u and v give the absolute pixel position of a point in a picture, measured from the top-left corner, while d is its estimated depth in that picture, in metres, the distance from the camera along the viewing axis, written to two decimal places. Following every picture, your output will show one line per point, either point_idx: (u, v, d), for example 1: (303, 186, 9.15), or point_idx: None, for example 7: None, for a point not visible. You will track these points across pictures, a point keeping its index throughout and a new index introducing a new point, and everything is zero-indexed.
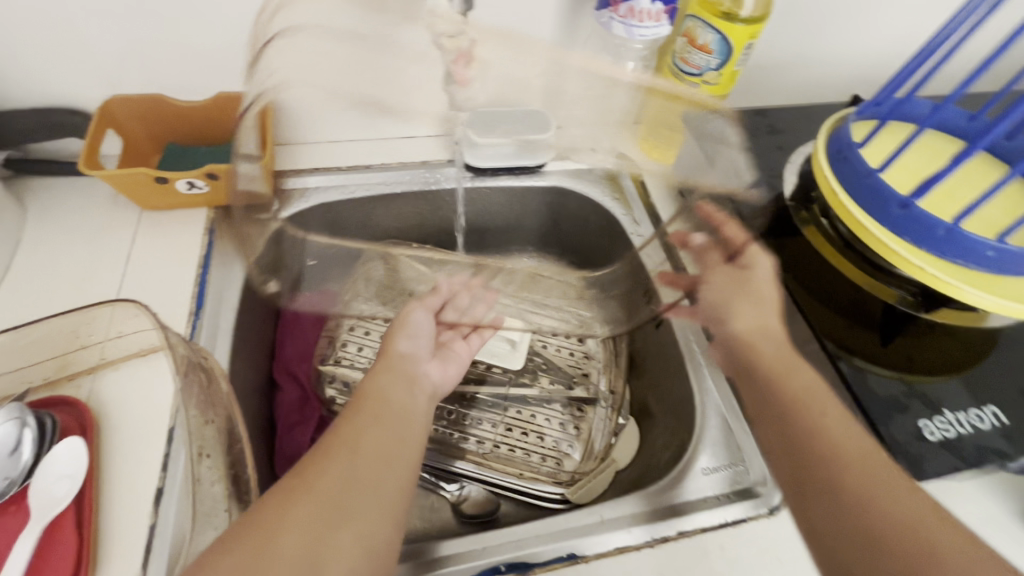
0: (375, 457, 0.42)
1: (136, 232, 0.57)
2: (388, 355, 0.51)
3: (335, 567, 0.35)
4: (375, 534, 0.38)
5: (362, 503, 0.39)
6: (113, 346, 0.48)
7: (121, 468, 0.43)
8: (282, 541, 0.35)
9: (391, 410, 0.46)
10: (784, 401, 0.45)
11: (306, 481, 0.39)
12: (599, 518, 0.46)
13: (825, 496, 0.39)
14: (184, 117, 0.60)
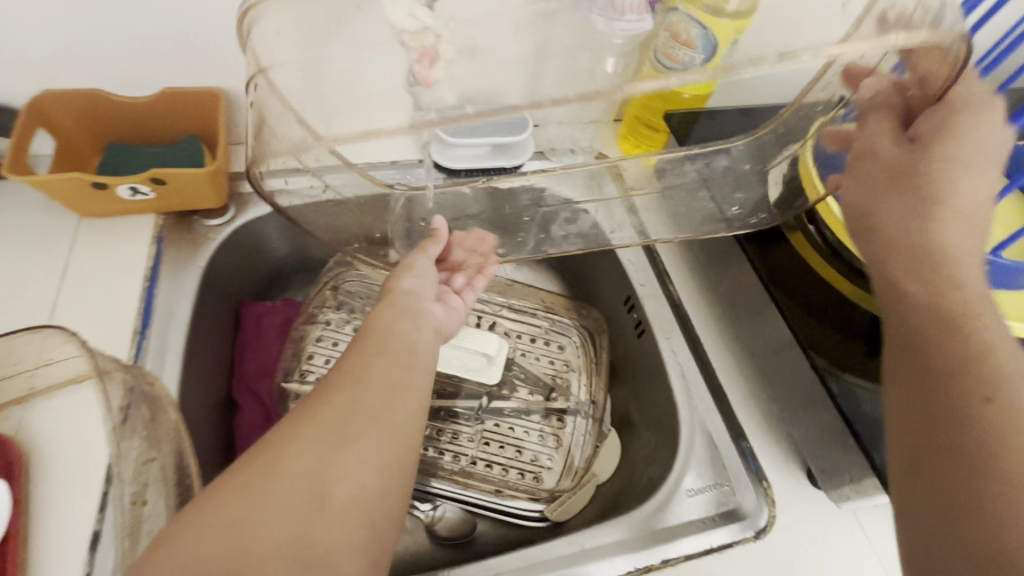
0: (379, 380, 0.37)
1: (74, 241, 0.52)
2: (393, 292, 0.46)
3: (342, 490, 0.30)
4: (384, 456, 0.33)
5: (370, 424, 0.34)
6: (45, 375, 0.44)
7: (53, 510, 0.39)
8: (284, 466, 0.30)
9: (395, 338, 0.41)
10: (932, 315, 0.35)
11: (308, 407, 0.34)
12: (581, 546, 0.44)
13: (931, 433, 0.32)
14: (126, 113, 0.54)
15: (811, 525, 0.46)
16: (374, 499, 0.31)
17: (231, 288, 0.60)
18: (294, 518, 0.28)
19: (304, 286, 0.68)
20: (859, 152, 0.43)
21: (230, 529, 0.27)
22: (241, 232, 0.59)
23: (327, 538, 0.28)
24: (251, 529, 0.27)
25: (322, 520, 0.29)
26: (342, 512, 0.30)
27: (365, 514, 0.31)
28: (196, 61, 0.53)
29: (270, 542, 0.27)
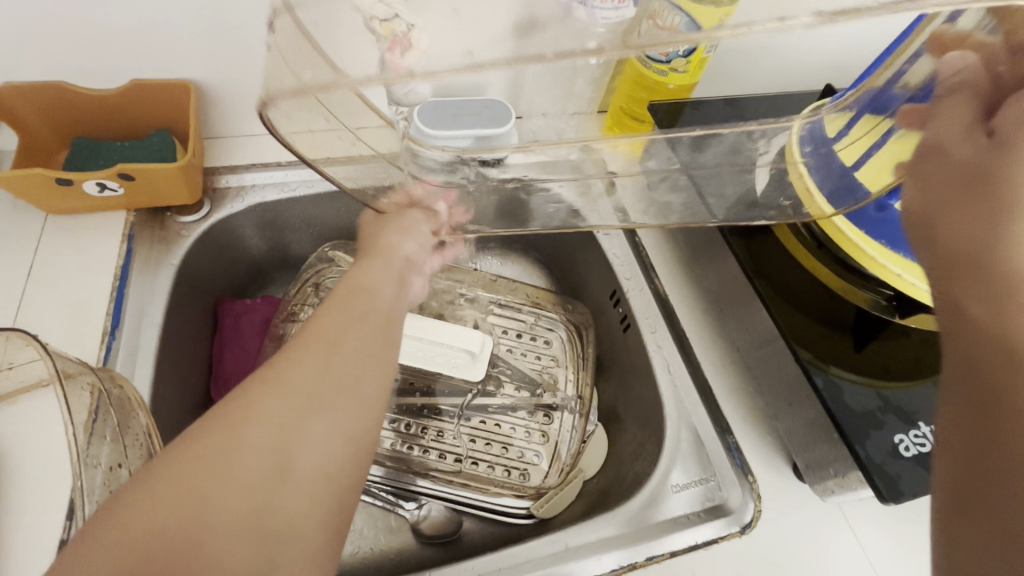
0: (356, 345, 0.34)
1: (40, 240, 0.50)
2: (388, 250, 0.43)
3: (306, 461, 0.29)
4: (354, 428, 0.31)
5: (343, 394, 0.31)
6: (5, 378, 0.40)
7: (19, 519, 0.37)
8: (245, 431, 0.28)
9: (381, 303, 0.38)
10: (993, 324, 0.28)
11: (277, 368, 0.31)
12: (565, 545, 0.44)
13: (979, 463, 0.25)
14: (93, 106, 0.52)
15: (795, 520, 0.46)
16: (342, 471, 0.30)
17: (208, 286, 0.59)
18: (253, 487, 0.27)
19: (284, 283, 0.67)
20: (932, 146, 0.36)
21: (185, 492, 0.26)
22: (215, 229, 0.57)
23: (286, 509, 0.28)
24: (207, 495, 0.26)
25: (282, 491, 0.28)
26: (305, 484, 0.28)
27: (330, 486, 0.29)
28: (161, 52, 0.51)
29: (225, 511, 0.26)
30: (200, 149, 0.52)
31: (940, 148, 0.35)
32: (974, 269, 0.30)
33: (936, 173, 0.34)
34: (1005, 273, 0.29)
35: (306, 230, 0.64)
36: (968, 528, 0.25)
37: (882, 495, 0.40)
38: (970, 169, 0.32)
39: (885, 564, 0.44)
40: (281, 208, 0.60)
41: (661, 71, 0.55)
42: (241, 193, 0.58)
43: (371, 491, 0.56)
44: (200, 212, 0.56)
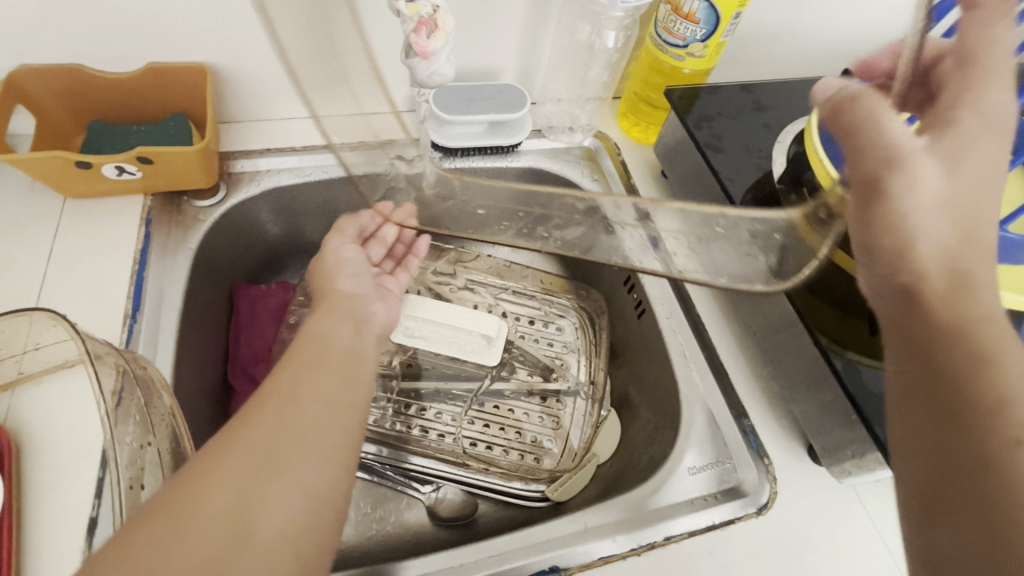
0: (313, 396, 0.36)
1: (59, 223, 0.50)
2: (334, 294, 0.48)
3: (270, 518, 0.29)
4: (315, 479, 0.32)
5: (307, 448, 0.33)
6: (32, 359, 0.41)
7: (47, 497, 0.38)
8: (209, 499, 0.29)
9: (334, 353, 0.40)
10: (955, 329, 0.32)
11: (235, 431, 0.33)
12: (583, 526, 0.44)
13: (952, 467, 0.31)
14: (110, 90, 0.52)
15: (811, 501, 0.46)
16: (305, 525, 0.31)
17: (224, 271, 0.59)
18: (216, 552, 0.27)
19: (297, 269, 0.68)
20: (892, 162, 0.29)
21: (148, 565, 0.26)
22: (231, 213, 0.57)
23: (252, 570, 0.28)
24: (171, 564, 0.26)
25: (248, 553, 0.28)
26: (269, 545, 0.29)
27: (294, 543, 0.30)
28: (177, 33, 0.50)
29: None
30: (216, 131, 0.52)
31: (885, 190, 0.29)
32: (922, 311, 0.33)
33: (889, 214, 0.30)
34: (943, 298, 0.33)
35: (319, 215, 0.64)
36: (943, 532, 0.30)
37: None
38: (942, 202, 0.31)
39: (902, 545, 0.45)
40: (295, 193, 0.60)
41: (678, 56, 0.55)
42: (256, 177, 0.58)
43: (386, 474, 0.57)
44: (216, 196, 0.56)
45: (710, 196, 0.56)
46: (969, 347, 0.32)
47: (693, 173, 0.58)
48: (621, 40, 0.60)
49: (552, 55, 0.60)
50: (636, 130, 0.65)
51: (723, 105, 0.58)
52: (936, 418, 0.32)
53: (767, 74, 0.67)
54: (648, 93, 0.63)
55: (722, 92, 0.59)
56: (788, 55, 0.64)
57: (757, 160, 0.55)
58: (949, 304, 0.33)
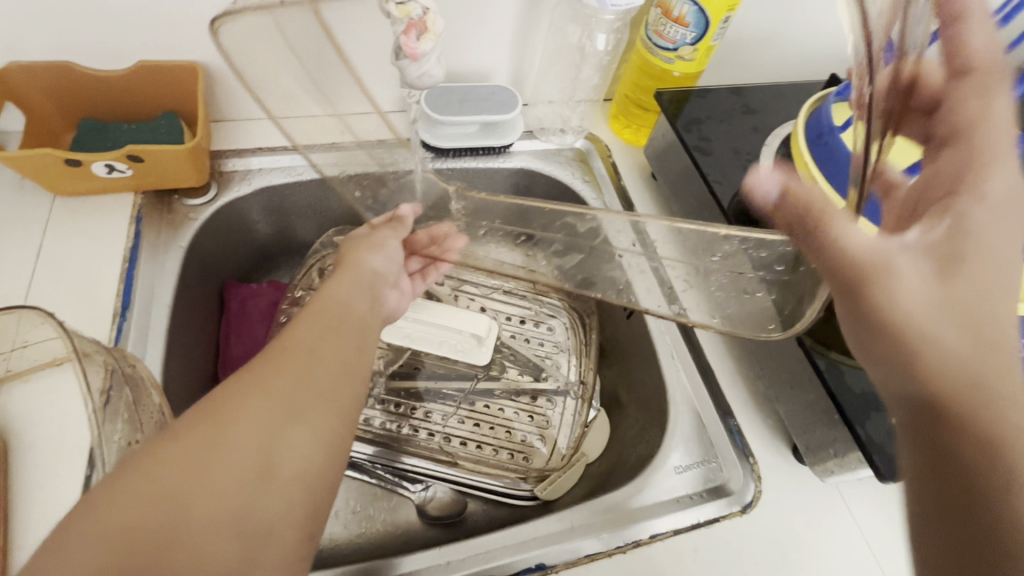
0: (333, 356, 0.33)
1: (48, 220, 0.50)
2: (356, 265, 0.42)
3: (288, 463, 0.28)
4: (332, 434, 0.30)
5: (323, 398, 0.30)
6: (20, 357, 0.41)
7: (35, 494, 0.38)
8: (229, 435, 0.27)
9: (353, 318, 0.37)
10: (977, 448, 0.26)
11: (257, 374, 0.30)
12: (569, 523, 0.45)
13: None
14: (101, 87, 0.52)
15: (794, 500, 0.47)
16: (320, 476, 0.29)
17: (214, 270, 0.59)
18: (233, 489, 0.25)
19: (289, 268, 0.68)
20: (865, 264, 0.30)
21: (168, 493, 0.24)
22: (222, 211, 0.57)
23: (269, 511, 0.26)
24: (190, 495, 0.25)
25: (266, 491, 0.26)
26: (285, 489, 0.27)
27: (307, 492, 0.28)
28: (167, 33, 0.50)
29: (207, 509, 0.25)
30: (207, 130, 0.52)
31: (866, 290, 0.30)
32: (935, 412, 0.27)
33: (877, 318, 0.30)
34: (950, 383, 0.27)
35: (312, 215, 0.64)
36: None
37: (881, 474, 0.40)
38: (932, 309, 0.29)
39: (882, 542, 0.46)
40: (287, 192, 0.61)
41: (668, 59, 0.56)
42: (247, 176, 0.59)
43: (376, 473, 0.57)
44: (207, 195, 0.56)
45: (698, 198, 0.57)
46: (990, 466, 0.25)
47: (682, 174, 0.58)
48: (612, 42, 0.60)
49: (544, 55, 0.60)
50: (627, 131, 0.65)
51: (712, 109, 0.59)
52: (941, 525, 0.26)
53: (757, 76, 0.67)
54: (637, 95, 0.63)
55: (711, 97, 0.60)
56: (775, 60, 0.65)
57: (746, 162, 0.56)
58: (915, 381, 0.29)
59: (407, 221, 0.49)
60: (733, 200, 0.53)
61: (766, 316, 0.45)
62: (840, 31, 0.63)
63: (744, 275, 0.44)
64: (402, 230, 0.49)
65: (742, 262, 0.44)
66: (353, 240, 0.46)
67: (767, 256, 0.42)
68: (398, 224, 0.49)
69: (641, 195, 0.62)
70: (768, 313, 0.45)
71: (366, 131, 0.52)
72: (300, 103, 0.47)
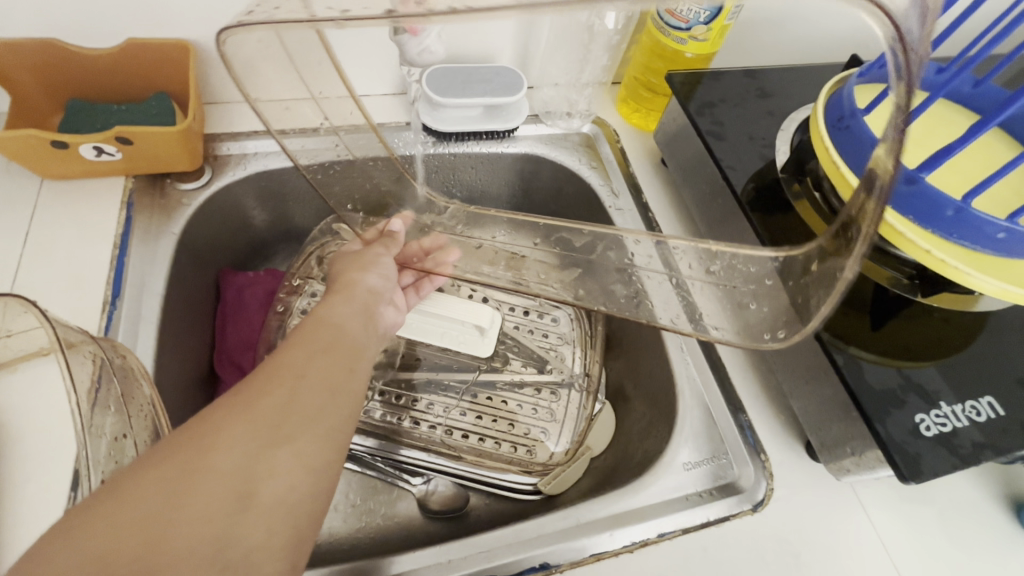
0: (323, 377, 0.31)
1: (37, 204, 0.49)
2: (349, 286, 0.41)
3: (272, 487, 0.26)
4: (319, 458, 0.28)
5: (309, 420, 0.29)
6: (5, 346, 0.40)
7: (21, 490, 0.37)
8: (209, 458, 0.25)
9: (345, 337, 0.36)
10: None
11: (242, 395, 0.29)
12: (575, 521, 0.43)
13: None
14: (89, 66, 0.50)
15: (808, 499, 0.45)
16: (305, 503, 0.27)
17: (210, 257, 0.58)
18: (213, 515, 0.24)
19: (287, 255, 0.66)
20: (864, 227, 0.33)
21: (143, 518, 0.23)
22: (217, 197, 0.55)
23: (250, 538, 0.24)
24: (167, 521, 0.23)
25: (246, 518, 0.24)
26: (268, 514, 0.25)
27: (290, 519, 0.26)
28: (158, 10, 0.48)
29: (185, 535, 0.23)
30: (198, 113, 0.50)
31: None
32: None
33: None
34: None
35: (310, 201, 0.62)
36: None
37: (901, 473, 0.38)
38: None
39: (897, 543, 0.44)
40: (283, 177, 0.59)
41: (681, 40, 0.53)
42: (243, 161, 0.57)
43: (376, 465, 0.56)
44: (200, 180, 0.54)
45: (711, 185, 0.54)
46: None
47: (693, 161, 0.56)
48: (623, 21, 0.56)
49: None
50: (636, 116, 0.63)
51: (725, 92, 0.57)
52: None
53: (772, 59, 0.64)
54: (646, 78, 0.61)
55: (724, 80, 0.57)
56: (792, 40, 0.63)
57: (761, 148, 0.54)
58: None
59: (398, 236, 0.50)
60: (747, 186, 0.51)
61: (761, 324, 0.45)
62: None
63: (737, 287, 0.46)
64: (394, 246, 0.49)
65: (734, 275, 0.47)
66: (345, 259, 0.46)
67: (757, 271, 0.46)
68: (391, 240, 0.49)
69: (649, 182, 0.60)
70: (763, 322, 0.45)
71: (339, 114, 0.50)
72: (294, 87, 0.43)
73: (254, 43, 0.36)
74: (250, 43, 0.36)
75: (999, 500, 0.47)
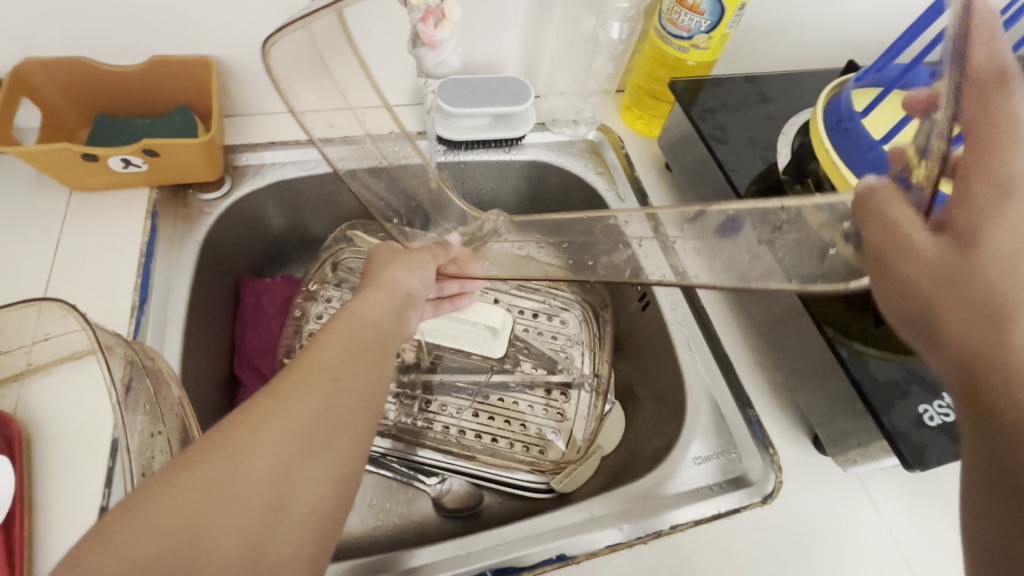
0: (357, 382, 0.33)
1: (66, 214, 0.51)
2: (391, 285, 0.42)
3: (304, 495, 0.27)
4: (349, 465, 0.30)
5: (342, 427, 0.30)
6: (41, 350, 0.41)
7: (57, 487, 0.38)
8: (246, 465, 0.27)
9: (378, 339, 0.37)
10: None
11: (280, 397, 0.30)
12: (589, 514, 0.44)
13: None
14: (116, 83, 0.52)
15: (816, 491, 0.46)
16: (333, 509, 0.29)
17: (229, 264, 0.59)
18: (252, 523, 0.25)
19: (302, 262, 0.68)
20: (888, 225, 0.28)
21: (187, 522, 0.24)
22: (237, 206, 0.57)
23: (284, 546, 0.26)
24: (208, 526, 0.25)
25: (280, 527, 0.26)
26: (301, 522, 0.27)
27: (320, 524, 0.28)
28: (181, 28, 0.50)
29: (226, 542, 0.25)
30: (220, 125, 0.52)
31: None
32: None
33: None
34: None
35: (325, 209, 0.64)
36: None
37: (907, 461, 0.40)
38: None
39: (904, 533, 0.45)
40: (300, 186, 0.61)
41: (682, 48, 0.55)
42: (261, 171, 0.59)
43: (391, 465, 0.57)
44: (220, 190, 0.56)
45: (714, 188, 0.56)
46: None
47: (697, 165, 0.58)
48: (626, 31, 0.60)
49: (557, 46, 0.60)
50: (639, 123, 0.65)
51: (726, 97, 0.58)
52: None
53: (772, 65, 0.66)
54: (650, 85, 0.63)
55: (725, 86, 0.59)
56: (789, 48, 0.65)
57: (762, 151, 0.56)
58: None
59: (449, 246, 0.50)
60: (751, 189, 0.52)
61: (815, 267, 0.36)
62: (854, 18, 0.62)
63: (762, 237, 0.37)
64: (442, 252, 0.49)
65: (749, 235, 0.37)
66: (387, 254, 0.46)
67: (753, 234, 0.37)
68: (438, 248, 0.49)
69: (654, 187, 0.61)
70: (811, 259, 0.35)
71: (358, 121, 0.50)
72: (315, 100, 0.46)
73: (292, 56, 0.41)
74: (286, 58, 0.41)
75: None
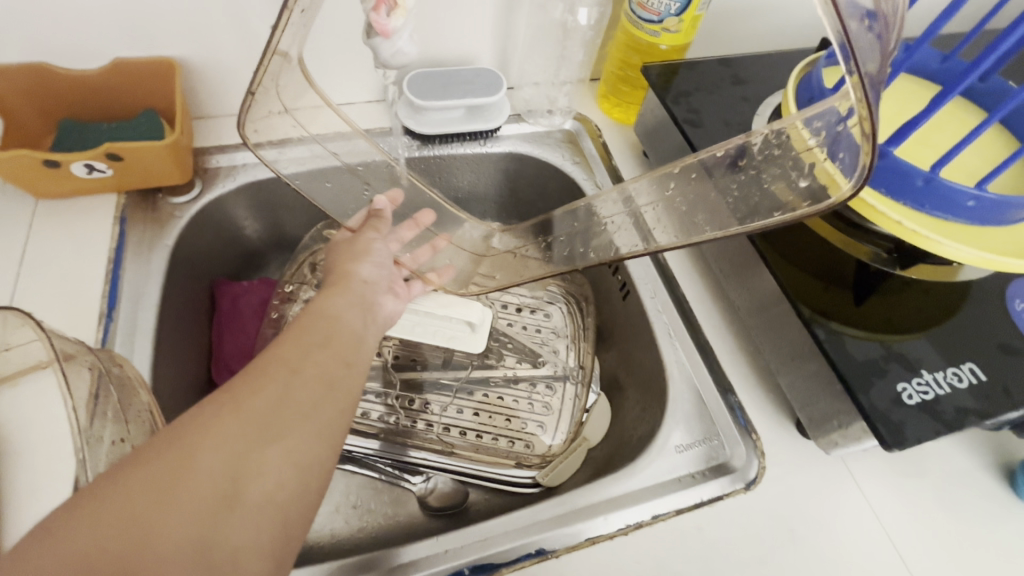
0: (318, 373, 0.32)
1: (31, 223, 0.50)
2: (346, 278, 0.42)
3: (260, 486, 0.27)
4: (310, 456, 0.29)
5: (301, 417, 0.30)
6: (4, 361, 0.41)
7: (23, 499, 0.37)
8: (196, 460, 0.26)
9: (341, 330, 0.36)
10: None
11: (234, 394, 0.29)
12: (571, 507, 0.44)
13: None
14: (78, 87, 0.51)
15: (801, 476, 0.46)
16: (294, 501, 0.28)
17: (204, 268, 0.59)
18: (200, 517, 0.25)
19: (281, 264, 0.67)
20: None
21: (131, 518, 0.24)
22: (209, 209, 0.57)
23: (237, 537, 0.25)
24: (155, 521, 0.24)
25: (232, 518, 0.25)
26: (256, 513, 0.26)
27: (278, 516, 0.27)
28: (140, 28, 0.49)
29: (171, 536, 0.24)
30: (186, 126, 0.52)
31: None
32: None
33: None
34: None
35: (300, 209, 0.64)
36: None
37: (885, 441, 0.39)
38: None
39: (890, 514, 0.45)
40: (273, 186, 0.60)
41: (653, 33, 0.54)
42: (232, 173, 0.58)
43: (376, 466, 0.57)
44: (191, 193, 0.55)
45: None
46: None
47: (673, 150, 0.57)
48: (595, 16, 0.59)
49: (527, 36, 0.59)
50: (616, 111, 0.65)
51: (700, 80, 0.57)
52: None
53: (748, 47, 0.65)
54: (624, 72, 0.63)
55: (698, 69, 0.58)
56: (763, 28, 0.64)
57: (738, 134, 0.55)
58: None
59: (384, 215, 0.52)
60: None
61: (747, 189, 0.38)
62: None
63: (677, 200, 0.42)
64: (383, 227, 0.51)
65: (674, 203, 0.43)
66: (338, 248, 0.47)
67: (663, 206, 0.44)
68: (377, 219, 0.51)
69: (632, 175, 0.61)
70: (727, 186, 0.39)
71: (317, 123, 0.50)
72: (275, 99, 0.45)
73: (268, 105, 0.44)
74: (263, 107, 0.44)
75: (991, 468, 0.47)
